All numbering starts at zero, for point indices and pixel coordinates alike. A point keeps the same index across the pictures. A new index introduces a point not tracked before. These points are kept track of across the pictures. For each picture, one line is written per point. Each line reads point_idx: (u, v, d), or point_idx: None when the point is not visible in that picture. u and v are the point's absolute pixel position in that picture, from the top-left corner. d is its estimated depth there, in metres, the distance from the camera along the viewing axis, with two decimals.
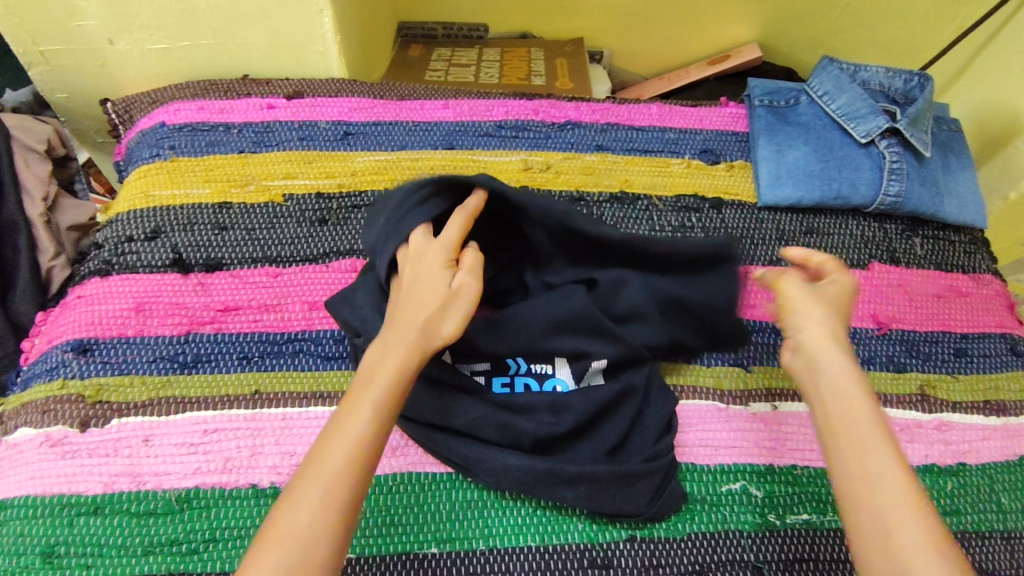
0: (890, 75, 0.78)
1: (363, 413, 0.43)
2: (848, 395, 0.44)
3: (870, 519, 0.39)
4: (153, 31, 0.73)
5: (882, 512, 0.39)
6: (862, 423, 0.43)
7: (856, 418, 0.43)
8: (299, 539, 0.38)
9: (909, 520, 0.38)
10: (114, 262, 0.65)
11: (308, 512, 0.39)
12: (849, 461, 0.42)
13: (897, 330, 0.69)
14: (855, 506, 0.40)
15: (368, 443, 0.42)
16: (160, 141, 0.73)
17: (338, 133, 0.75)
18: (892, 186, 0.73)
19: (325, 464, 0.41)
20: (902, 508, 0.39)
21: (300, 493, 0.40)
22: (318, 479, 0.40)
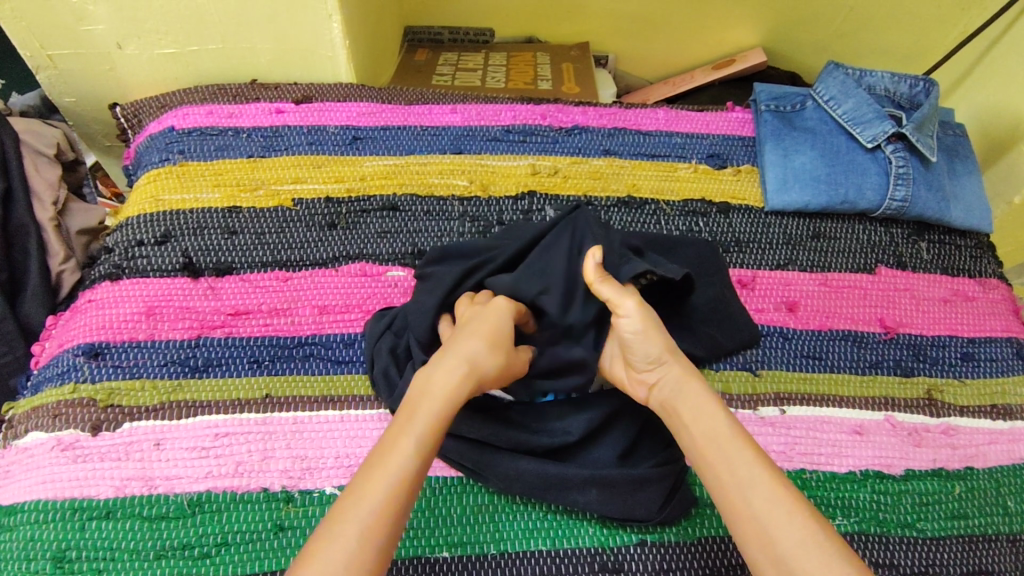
0: (896, 80, 0.79)
1: (406, 442, 0.43)
2: (706, 412, 0.47)
3: (752, 528, 0.41)
4: (163, 35, 0.74)
5: (761, 517, 0.41)
6: (711, 430, 0.46)
7: (725, 437, 0.45)
8: (349, 546, 0.39)
9: (789, 519, 0.41)
10: (125, 266, 0.65)
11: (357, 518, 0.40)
12: (720, 476, 0.44)
13: (904, 335, 0.69)
14: (731, 512, 0.43)
15: (408, 477, 0.42)
16: (169, 146, 0.73)
17: (346, 137, 0.75)
18: (898, 191, 0.73)
19: (365, 495, 0.41)
20: (771, 505, 0.41)
21: (339, 530, 0.39)
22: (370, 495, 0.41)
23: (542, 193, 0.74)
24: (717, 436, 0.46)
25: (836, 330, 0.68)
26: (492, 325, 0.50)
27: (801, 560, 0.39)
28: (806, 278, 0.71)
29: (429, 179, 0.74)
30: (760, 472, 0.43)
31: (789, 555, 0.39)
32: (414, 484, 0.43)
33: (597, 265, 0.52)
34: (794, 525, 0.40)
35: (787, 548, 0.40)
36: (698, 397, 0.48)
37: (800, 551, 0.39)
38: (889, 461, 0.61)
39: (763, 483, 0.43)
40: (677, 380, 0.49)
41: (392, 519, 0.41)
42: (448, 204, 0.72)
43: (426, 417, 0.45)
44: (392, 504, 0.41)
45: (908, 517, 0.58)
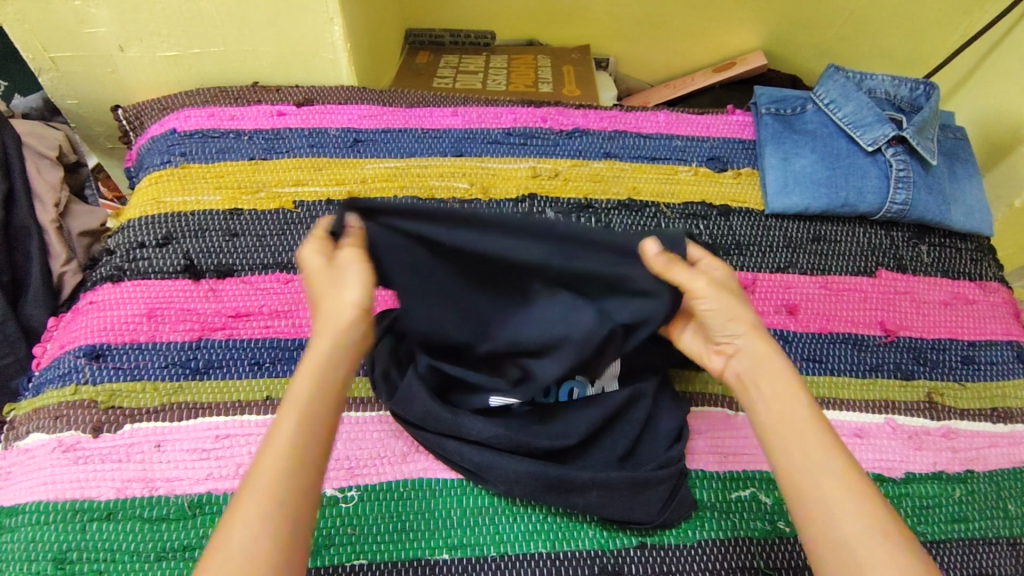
0: (896, 83, 0.79)
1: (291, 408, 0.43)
2: (786, 393, 0.47)
3: (818, 512, 0.42)
4: (165, 38, 0.74)
5: (831, 504, 0.42)
6: (790, 411, 0.46)
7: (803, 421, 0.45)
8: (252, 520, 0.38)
9: (855, 506, 0.41)
10: (126, 268, 0.65)
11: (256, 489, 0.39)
12: (793, 456, 0.44)
13: (904, 338, 0.69)
14: (797, 494, 0.43)
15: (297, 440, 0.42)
16: (170, 148, 0.73)
17: (347, 140, 0.75)
18: (899, 194, 0.73)
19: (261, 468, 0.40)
20: (843, 494, 0.42)
21: (240, 506, 0.39)
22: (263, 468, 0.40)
23: (542, 195, 0.74)
24: (792, 416, 0.46)
25: (836, 333, 0.68)
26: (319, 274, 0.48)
27: (868, 550, 0.39)
28: (806, 281, 0.71)
29: (429, 181, 0.74)
30: (832, 459, 0.43)
31: (851, 540, 0.40)
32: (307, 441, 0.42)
33: (658, 252, 0.48)
34: (860, 513, 0.41)
35: (850, 534, 0.40)
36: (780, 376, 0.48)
37: (866, 543, 0.40)
38: (889, 464, 0.61)
39: (836, 471, 0.43)
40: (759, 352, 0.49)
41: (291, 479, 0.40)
42: (449, 206, 0.72)
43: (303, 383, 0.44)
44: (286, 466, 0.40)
45: (908, 520, 0.58)
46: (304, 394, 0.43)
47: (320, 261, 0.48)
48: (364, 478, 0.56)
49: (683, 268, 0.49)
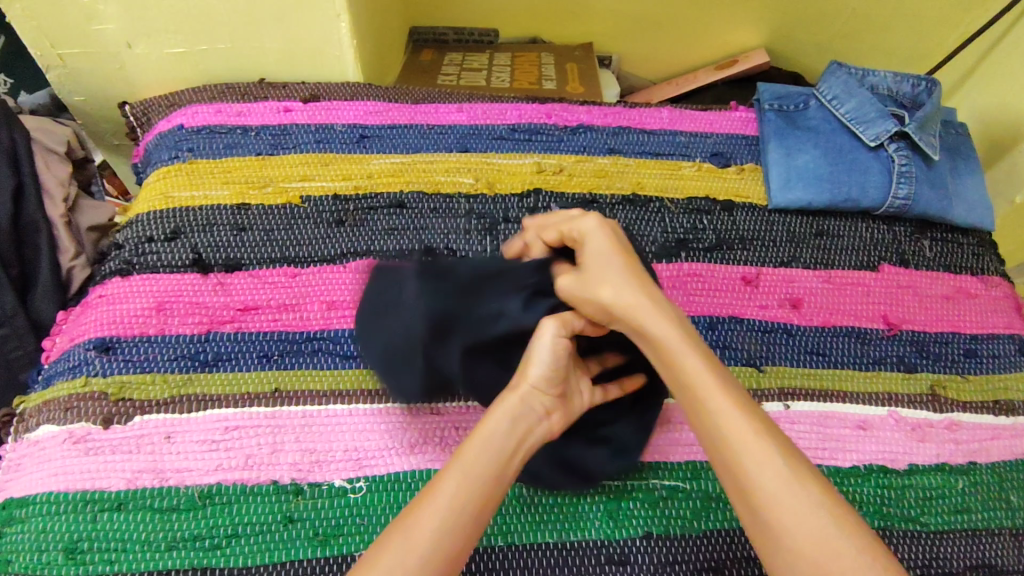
0: (898, 80, 0.80)
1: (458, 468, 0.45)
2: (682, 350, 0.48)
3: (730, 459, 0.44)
4: (173, 35, 0.75)
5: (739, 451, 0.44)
6: (686, 366, 0.48)
7: (698, 376, 0.47)
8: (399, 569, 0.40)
9: (761, 450, 0.43)
10: (135, 262, 0.65)
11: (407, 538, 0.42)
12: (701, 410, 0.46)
13: (907, 331, 0.69)
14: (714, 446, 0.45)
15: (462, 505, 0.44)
16: (178, 144, 0.74)
17: (354, 136, 0.76)
18: (901, 189, 0.74)
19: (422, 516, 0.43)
20: (749, 439, 0.44)
21: (392, 541, 0.42)
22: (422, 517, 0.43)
23: (547, 190, 0.74)
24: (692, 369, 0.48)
25: (840, 327, 0.69)
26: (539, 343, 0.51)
27: (771, 492, 0.42)
28: (809, 276, 0.72)
29: (435, 177, 0.74)
30: (732, 410, 0.45)
31: (763, 485, 0.42)
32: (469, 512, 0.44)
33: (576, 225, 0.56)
34: (767, 456, 0.43)
35: (760, 479, 0.42)
36: (669, 330, 0.49)
37: (772, 484, 0.42)
38: (892, 456, 0.61)
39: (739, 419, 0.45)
40: (630, 303, 0.50)
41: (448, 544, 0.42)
42: (455, 201, 0.73)
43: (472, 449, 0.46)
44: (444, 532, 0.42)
45: (911, 511, 0.59)
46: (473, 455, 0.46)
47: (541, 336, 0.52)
48: (372, 469, 0.56)
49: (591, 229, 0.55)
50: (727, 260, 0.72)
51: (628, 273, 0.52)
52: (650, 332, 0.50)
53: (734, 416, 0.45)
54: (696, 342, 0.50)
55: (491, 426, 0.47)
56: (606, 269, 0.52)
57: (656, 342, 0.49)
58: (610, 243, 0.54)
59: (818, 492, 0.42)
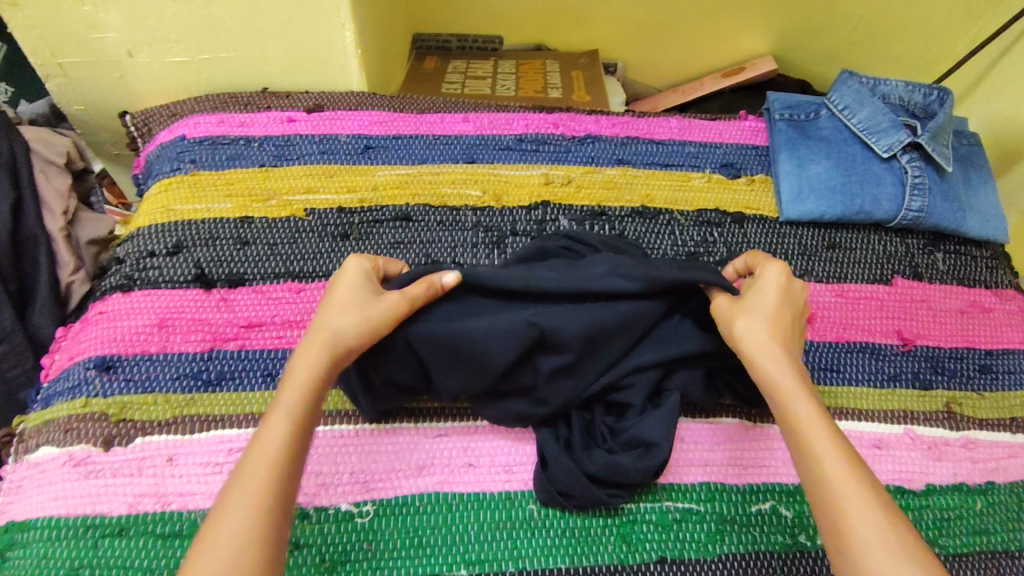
0: (910, 89, 0.78)
1: (281, 419, 0.45)
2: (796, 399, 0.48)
3: (828, 505, 0.43)
4: (174, 43, 0.73)
5: (839, 499, 0.42)
6: (801, 412, 0.47)
7: (810, 422, 0.46)
8: (232, 530, 0.39)
9: (864, 505, 0.42)
10: (136, 277, 0.64)
11: (240, 497, 0.41)
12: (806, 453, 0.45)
13: (922, 347, 0.68)
14: (814, 492, 0.44)
15: (286, 455, 0.43)
16: (180, 155, 0.73)
17: (358, 146, 0.75)
18: (914, 202, 0.73)
19: (252, 470, 0.42)
20: (853, 490, 0.42)
21: (225, 510, 0.40)
22: (247, 479, 0.42)
23: (555, 203, 0.73)
24: (806, 417, 0.47)
25: (853, 342, 0.68)
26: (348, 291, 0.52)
27: (866, 542, 0.40)
28: (822, 289, 0.71)
29: (441, 189, 0.73)
30: (837, 458, 0.44)
31: (860, 538, 0.40)
32: (293, 457, 0.44)
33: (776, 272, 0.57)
34: (866, 511, 0.41)
35: (858, 530, 0.41)
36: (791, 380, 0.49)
37: (868, 538, 0.40)
38: (909, 476, 0.60)
39: (845, 471, 0.43)
40: (759, 343, 0.51)
41: (275, 490, 0.42)
42: (462, 214, 0.72)
43: (295, 397, 0.46)
44: (273, 487, 0.42)
45: (929, 533, 0.58)
46: (296, 401, 0.46)
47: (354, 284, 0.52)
48: (379, 492, 0.55)
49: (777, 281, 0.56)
50: None
51: (775, 323, 0.52)
52: (769, 377, 0.50)
53: (842, 470, 0.43)
54: (816, 396, 0.49)
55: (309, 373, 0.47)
56: (759, 301, 0.54)
57: (773, 391, 0.49)
58: (772, 281, 0.55)
59: (916, 555, 0.39)
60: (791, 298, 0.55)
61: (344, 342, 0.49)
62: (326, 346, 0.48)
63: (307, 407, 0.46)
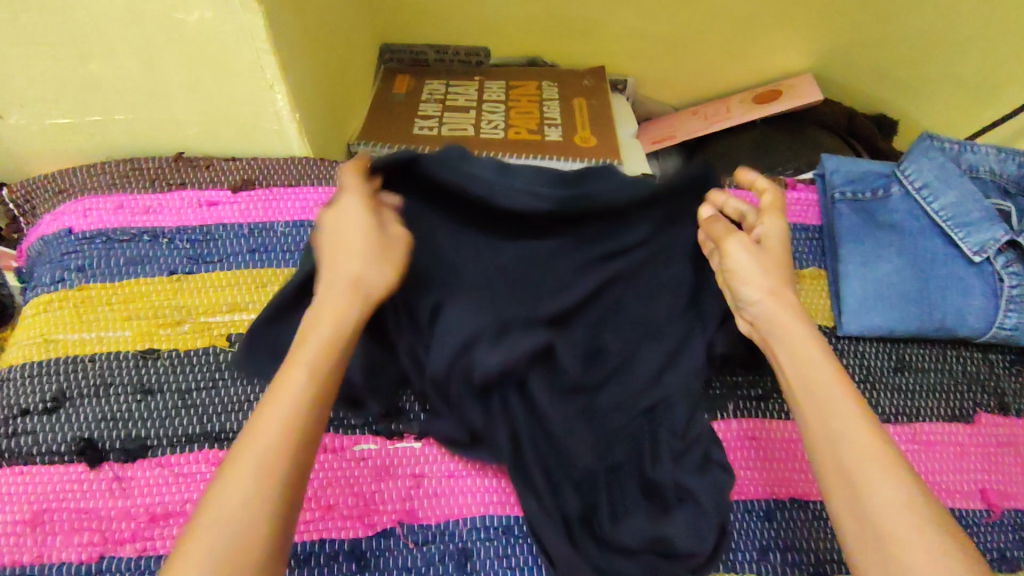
0: (1002, 158, 0.62)
1: (296, 377, 0.37)
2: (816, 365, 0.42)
3: (848, 489, 0.37)
4: (52, 104, 0.55)
5: (870, 484, 0.37)
6: (825, 383, 0.41)
7: (834, 393, 0.40)
8: (230, 522, 0.32)
9: (900, 492, 0.36)
10: (3, 449, 0.49)
11: (240, 479, 0.33)
12: (826, 428, 0.39)
13: (1012, 512, 0.54)
14: (829, 471, 0.38)
15: (298, 425, 0.35)
16: (65, 259, 0.56)
17: (300, 241, 0.58)
18: (1009, 317, 0.58)
19: (256, 439, 0.34)
20: (886, 473, 0.37)
21: (216, 502, 0.33)
22: (250, 457, 0.34)
23: None
24: (823, 379, 0.41)
25: None
26: (362, 230, 0.43)
27: (898, 535, 0.35)
28: (890, 434, 0.56)
29: None
30: (865, 433, 0.38)
31: (896, 529, 0.35)
32: (313, 430, 0.36)
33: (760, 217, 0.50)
34: (901, 499, 0.36)
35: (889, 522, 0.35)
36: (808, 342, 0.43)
37: (903, 529, 0.35)
38: None
39: (878, 455, 0.38)
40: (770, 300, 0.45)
41: (289, 475, 0.34)
42: None
43: (310, 358, 0.37)
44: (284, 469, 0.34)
45: None
46: (312, 357, 0.38)
47: (371, 222, 0.43)
48: None
49: (774, 228, 0.49)
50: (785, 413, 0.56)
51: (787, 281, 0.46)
52: (788, 341, 0.43)
53: (874, 459, 0.37)
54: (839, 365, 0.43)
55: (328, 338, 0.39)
56: (768, 254, 0.47)
57: (792, 352, 0.43)
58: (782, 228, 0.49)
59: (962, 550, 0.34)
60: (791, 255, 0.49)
61: (359, 288, 0.41)
62: (351, 299, 0.40)
63: (331, 371, 0.38)
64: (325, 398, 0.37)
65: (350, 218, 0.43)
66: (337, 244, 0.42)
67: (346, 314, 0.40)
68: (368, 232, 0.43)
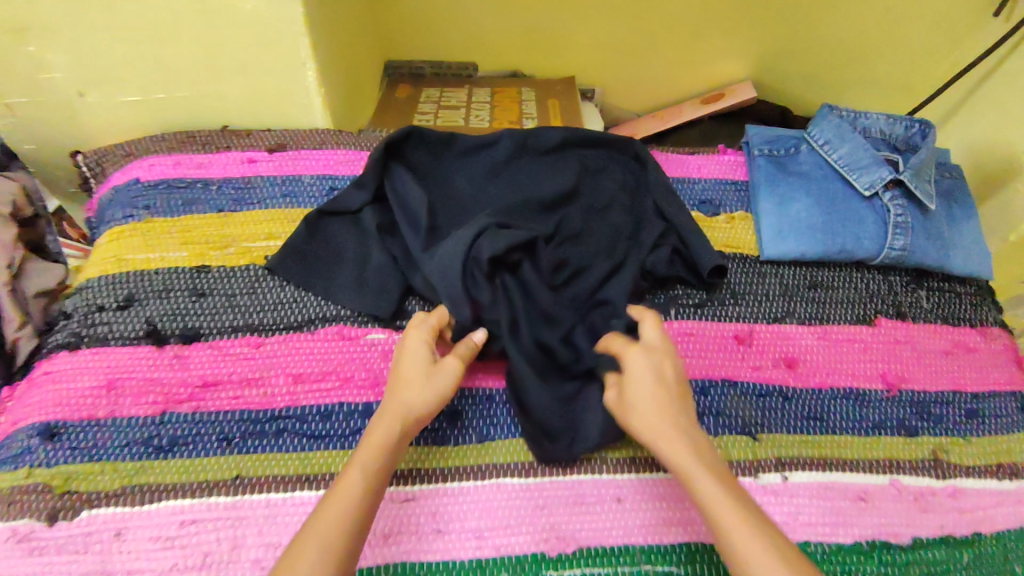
0: (892, 122, 0.77)
1: (354, 479, 0.46)
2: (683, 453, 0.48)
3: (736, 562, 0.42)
4: (127, 82, 0.70)
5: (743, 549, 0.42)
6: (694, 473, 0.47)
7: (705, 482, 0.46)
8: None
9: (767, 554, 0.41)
10: (85, 334, 0.61)
11: (315, 552, 0.41)
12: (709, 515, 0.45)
13: (907, 392, 0.66)
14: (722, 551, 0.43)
15: (358, 511, 0.44)
16: (134, 200, 0.69)
17: (323, 188, 0.72)
18: (897, 240, 0.71)
19: (325, 525, 0.43)
20: (755, 541, 0.42)
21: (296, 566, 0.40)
22: (319, 538, 0.42)
23: None
24: (696, 472, 0.47)
25: (837, 388, 0.66)
26: (416, 362, 0.54)
27: None
28: (804, 332, 0.69)
29: None
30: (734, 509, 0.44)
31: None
32: (365, 516, 0.44)
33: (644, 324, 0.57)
34: (770, 562, 0.41)
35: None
36: (681, 438, 0.48)
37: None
38: (895, 529, 0.58)
39: (746, 523, 0.43)
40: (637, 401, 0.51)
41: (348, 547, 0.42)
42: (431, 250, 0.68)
43: (364, 463, 0.47)
44: (344, 543, 0.42)
45: None
46: (368, 462, 0.47)
47: (425, 353, 0.55)
48: None
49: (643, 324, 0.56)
50: (718, 317, 0.68)
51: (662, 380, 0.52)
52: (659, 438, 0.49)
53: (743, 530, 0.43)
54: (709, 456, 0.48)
55: (385, 442, 0.48)
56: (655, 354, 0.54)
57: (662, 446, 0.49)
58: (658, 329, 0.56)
59: None
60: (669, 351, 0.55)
61: (412, 409, 0.51)
62: (399, 419, 0.50)
63: (380, 476, 0.47)
64: (375, 496, 0.46)
65: (415, 361, 0.54)
66: (401, 377, 0.53)
67: (401, 428, 0.50)
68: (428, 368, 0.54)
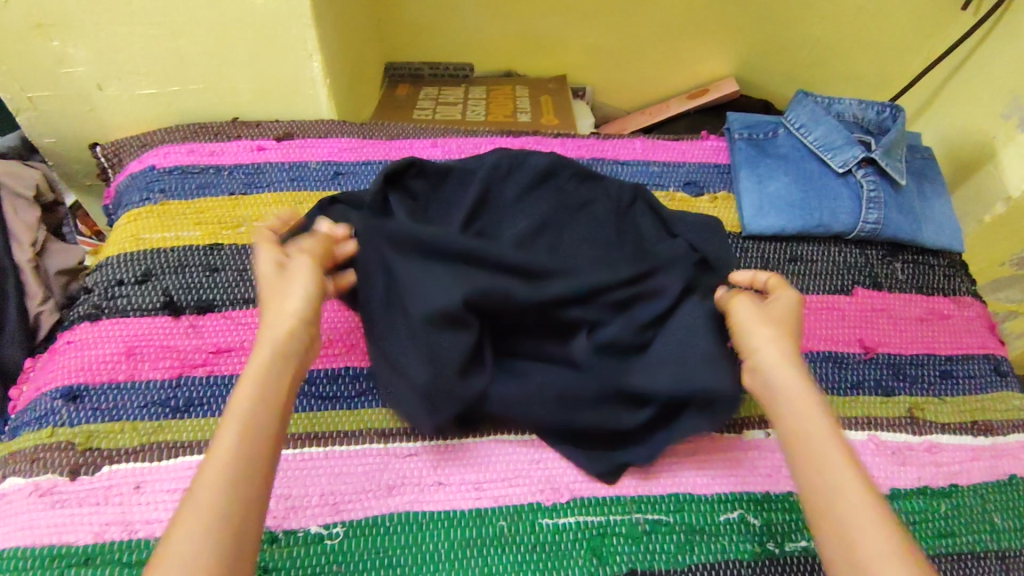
0: (864, 106, 0.82)
1: (229, 433, 0.45)
2: (806, 414, 0.50)
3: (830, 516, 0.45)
4: (143, 76, 0.75)
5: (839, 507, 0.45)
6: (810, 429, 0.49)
7: (823, 441, 0.48)
8: (194, 535, 0.40)
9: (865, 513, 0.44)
10: (105, 306, 0.64)
11: (196, 508, 0.41)
12: (811, 471, 0.47)
13: (883, 354, 0.70)
14: (812, 504, 0.46)
15: (237, 454, 0.44)
16: (150, 184, 0.73)
17: (328, 173, 0.76)
18: (871, 214, 0.75)
19: (205, 478, 0.43)
20: (853, 501, 0.45)
21: (180, 529, 0.41)
22: (202, 494, 0.42)
23: None
24: (814, 433, 0.49)
25: (818, 351, 0.69)
26: (275, 291, 0.53)
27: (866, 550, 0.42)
28: None
29: None
30: (843, 467, 0.46)
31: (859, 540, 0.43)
32: (254, 453, 0.45)
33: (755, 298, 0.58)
34: (868, 519, 0.44)
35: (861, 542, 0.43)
36: (805, 404, 0.50)
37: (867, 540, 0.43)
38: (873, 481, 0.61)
39: (850, 485, 0.46)
40: (769, 360, 0.53)
41: (242, 486, 0.43)
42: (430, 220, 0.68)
43: (241, 410, 0.46)
44: (236, 488, 0.43)
45: None
46: (240, 409, 0.46)
47: (273, 265, 0.55)
48: (348, 513, 0.55)
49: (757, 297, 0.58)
50: None
51: (788, 344, 0.54)
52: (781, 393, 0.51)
53: (844, 486, 0.45)
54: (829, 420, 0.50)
55: (262, 382, 0.48)
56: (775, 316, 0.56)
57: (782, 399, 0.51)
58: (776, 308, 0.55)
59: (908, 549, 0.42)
60: (793, 321, 0.56)
61: (280, 328, 0.51)
62: (278, 359, 0.50)
63: (257, 416, 0.46)
64: (263, 435, 0.46)
65: (272, 292, 0.54)
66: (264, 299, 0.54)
67: (280, 365, 0.49)
68: (290, 286, 0.54)
